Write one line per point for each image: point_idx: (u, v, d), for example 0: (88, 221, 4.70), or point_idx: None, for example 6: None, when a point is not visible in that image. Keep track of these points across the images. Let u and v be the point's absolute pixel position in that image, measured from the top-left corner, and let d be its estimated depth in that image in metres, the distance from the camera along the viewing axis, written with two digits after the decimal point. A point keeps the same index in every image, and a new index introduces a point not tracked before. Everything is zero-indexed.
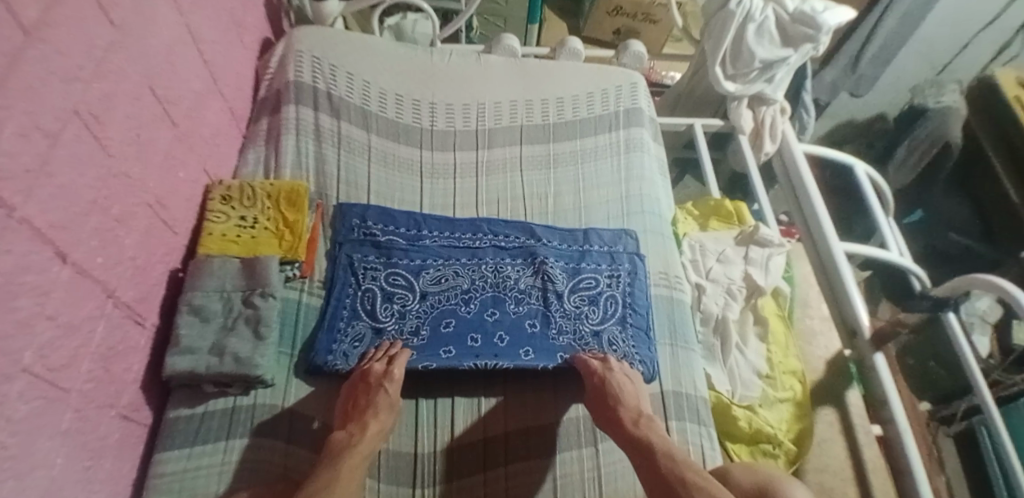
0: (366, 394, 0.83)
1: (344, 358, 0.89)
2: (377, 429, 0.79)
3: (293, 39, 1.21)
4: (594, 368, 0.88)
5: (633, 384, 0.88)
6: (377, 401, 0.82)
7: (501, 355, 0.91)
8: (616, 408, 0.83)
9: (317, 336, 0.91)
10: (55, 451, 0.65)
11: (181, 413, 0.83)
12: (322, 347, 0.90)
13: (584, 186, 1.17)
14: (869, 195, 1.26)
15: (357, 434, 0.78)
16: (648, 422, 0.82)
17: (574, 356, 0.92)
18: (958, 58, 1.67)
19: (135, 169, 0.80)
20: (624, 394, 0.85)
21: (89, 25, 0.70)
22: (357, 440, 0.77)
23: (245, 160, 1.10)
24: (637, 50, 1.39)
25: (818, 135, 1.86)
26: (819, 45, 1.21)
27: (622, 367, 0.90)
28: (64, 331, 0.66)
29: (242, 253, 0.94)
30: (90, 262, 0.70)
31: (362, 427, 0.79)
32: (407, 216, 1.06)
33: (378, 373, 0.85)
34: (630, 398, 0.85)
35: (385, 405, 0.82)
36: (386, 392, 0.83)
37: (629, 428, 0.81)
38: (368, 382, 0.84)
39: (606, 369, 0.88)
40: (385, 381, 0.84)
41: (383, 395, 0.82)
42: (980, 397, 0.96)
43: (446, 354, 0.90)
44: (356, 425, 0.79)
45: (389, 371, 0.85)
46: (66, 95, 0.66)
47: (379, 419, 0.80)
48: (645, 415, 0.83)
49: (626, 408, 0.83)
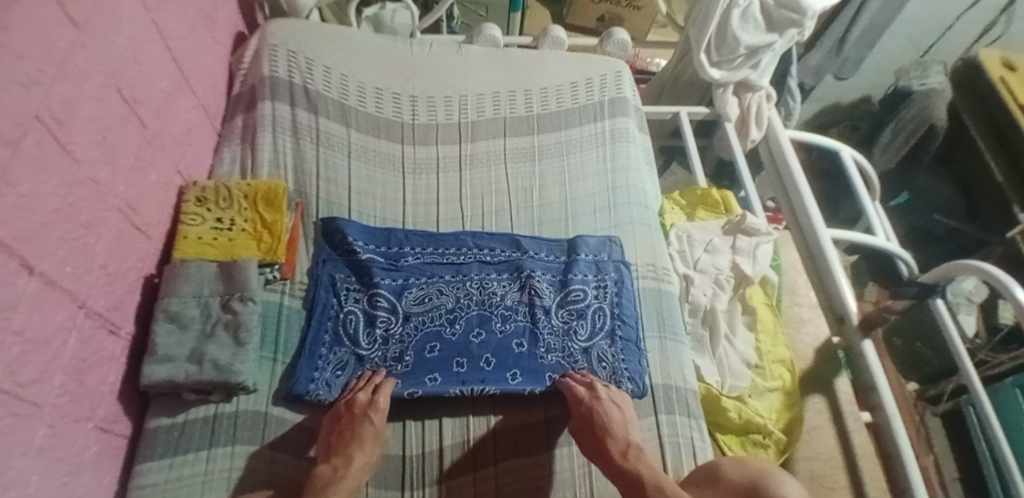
0: (350, 426, 0.80)
1: (327, 388, 0.87)
2: (363, 461, 0.77)
3: (267, 34, 1.18)
4: (582, 397, 0.86)
5: (621, 411, 0.86)
6: (362, 433, 0.80)
7: (487, 381, 0.89)
8: (604, 440, 0.82)
9: (297, 364, 0.88)
10: (30, 468, 0.63)
11: (161, 422, 0.81)
12: (303, 376, 0.87)
13: (569, 178, 1.15)
14: (856, 178, 1.25)
15: (343, 467, 0.76)
16: (638, 454, 0.80)
17: (560, 378, 0.91)
18: (942, 39, 1.66)
19: (103, 174, 0.77)
20: (612, 424, 0.83)
21: (48, 25, 0.67)
22: (342, 474, 0.75)
23: (221, 159, 1.08)
24: (621, 38, 1.37)
25: (804, 120, 1.86)
26: (803, 30, 1.20)
27: (610, 393, 0.87)
28: (33, 345, 0.64)
29: (219, 256, 0.92)
30: (58, 273, 0.68)
31: (347, 460, 0.77)
32: (387, 233, 1.02)
33: (363, 402, 0.83)
34: (618, 428, 0.83)
35: (371, 436, 0.80)
36: (371, 423, 0.81)
37: (617, 460, 0.80)
38: (353, 413, 0.81)
39: (594, 397, 0.86)
40: (371, 411, 0.82)
41: (368, 427, 0.80)
42: (967, 377, 0.95)
43: (432, 382, 0.88)
44: (340, 458, 0.77)
45: (374, 400, 0.83)
46: (27, 100, 0.63)
47: (365, 451, 0.78)
48: (633, 445, 0.82)
49: (614, 440, 0.82)
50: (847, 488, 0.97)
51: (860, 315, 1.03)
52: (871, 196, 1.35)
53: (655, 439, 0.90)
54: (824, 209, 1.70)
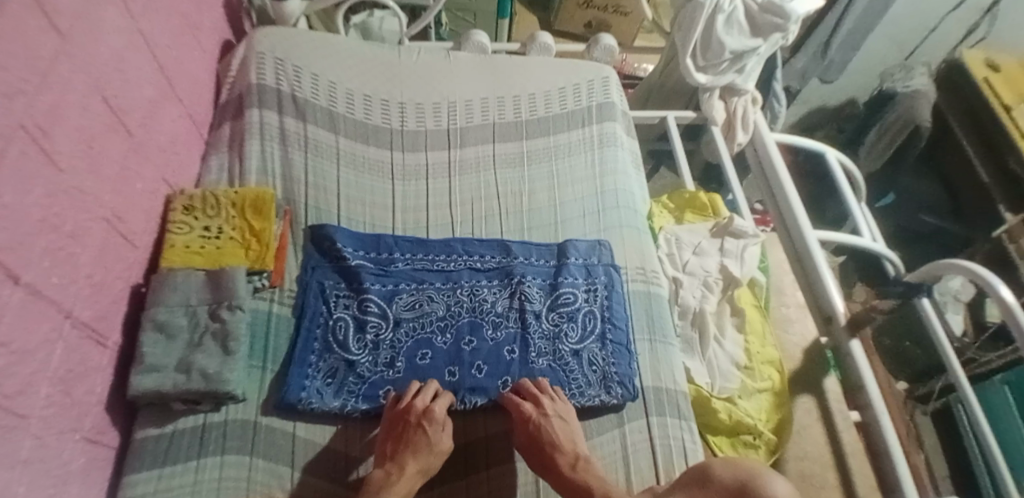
0: (405, 433, 0.82)
1: (319, 396, 0.86)
2: (417, 469, 0.79)
3: (254, 41, 1.18)
4: (529, 415, 0.85)
5: (567, 424, 0.86)
6: (416, 442, 0.81)
7: (479, 388, 0.90)
8: (552, 455, 0.82)
9: (288, 372, 0.87)
10: (16, 480, 0.63)
11: (148, 433, 0.81)
12: (294, 384, 0.86)
13: (558, 183, 1.16)
14: (841, 180, 1.26)
15: (395, 473, 0.78)
16: (586, 465, 0.82)
17: (502, 394, 0.90)
18: (926, 41, 1.68)
19: (88, 184, 0.77)
20: (560, 439, 0.84)
21: (32, 35, 0.67)
22: (395, 480, 0.78)
23: (208, 168, 1.07)
24: (608, 43, 1.38)
25: (790, 122, 1.87)
26: (787, 34, 1.22)
27: (556, 407, 0.87)
28: (19, 357, 0.63)
29: (207, 264, 0.92)
30: (43, 283, 0.68)
31: (400, 466, 0.79)
32: (377, 240, 1.02)
33: (419, 410, 0.83)
34: (565, 442, 0.84)
35: (425, 446, 0.81)
36: (425, 433, 0.81)
37: (566, 472, 0.81)
38: (408, 421, 0.82)
39: (541, 414, 0.85)
40: (426, 421, 0.82)
41: (425, 436, 0.81)
42: (953, 374, 0.96)
43: None
44: (394, 464, 0.79)
45: (430, 410, 0.84)
46: (11, 110, 0.63)
47: (419, 458, 0.80)
48: (583, 457, 0.83)
49: (563, 453, 0.83)
50: (837, 487, 0.98)
51: (847, 316, 1.04)
52: (857, 197, 1.36)
53: (646, 441, 0.90)
54: (811, 211, 1.72)
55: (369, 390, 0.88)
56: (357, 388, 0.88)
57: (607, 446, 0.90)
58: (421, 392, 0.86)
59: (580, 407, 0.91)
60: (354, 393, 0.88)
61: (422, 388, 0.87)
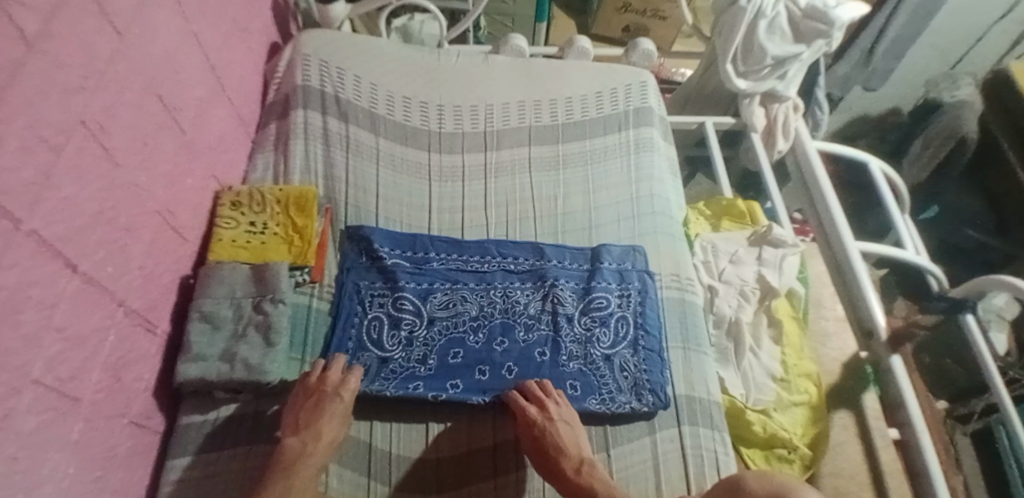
0: (320, 403, 0.81)
1: None
2: (331, 439, 0.80)
3: (300, 43, 1.20)
4: (534, 419, 0.84)
5: (572, 429, 0.86)
6: (330, 410, 0.81)
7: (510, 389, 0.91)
8: (557, 459, 0.82)
9: None
10: (66, 462, 0.66)
11: (193, 420, 0.84)
12: None
13: (593, 187, 1.16)
14: (884, 191, 1.23)
15: (311, 444, 0.78)
16: (591, 469, 0.82)
17: (505, 392, 0.90)
18: (973, 50, 1.63)
19: (142, 178, 0.80)
20: (564, 443, 0.83)
21: (92, 35, 0.70)
22: (312, 450, 0.78)
23: (254, 166, 1.11)
24: (647, 48, 1.37)
25: (830, 131, 1.84)
26: (831, 41, 1.19)
27: (561, 412, 0.86)
28: (72, 342, 0.66)
29: (252, 258, 0.94)
30: (98, 272, 0.71)
31: (316, 435, 0.79)
32: (413, 239, 1.04)
33: (335, 380, 0.84)
34: (570, 446, 0.84)
35: (338, 415, 0.81)
36: (340, 402, 0.82)
37: (571, 477, 0.81)
38: (323, 391, 0.82)
39: (546, 418, 0.85)
40: (341, 389, 0.83)
41: (340, 406, 0.82)
42: (996, 394, 0.93)
43: (455, 390, 0.90)
44: (309, 433, 0.79)
45: (346, 379, 0.85)
46: (72, 107, 0.66)
47: (332, 426, 0.81)
48: (587, 461, 0.83)
49: (567, 458, 0.82)
50: None
51: (888, 330, 1.01)
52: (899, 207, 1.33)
53: (677, 450, 0.90)
54: (852, 221, 1.68)
55: (400, 384, 0.89)
56: (389, 381, 0.89)
57: (633, 454, 0.89)
58: (332, 366, 0.86)
59: (610, 413, 0.91)
60: (387, 383, 0.89)
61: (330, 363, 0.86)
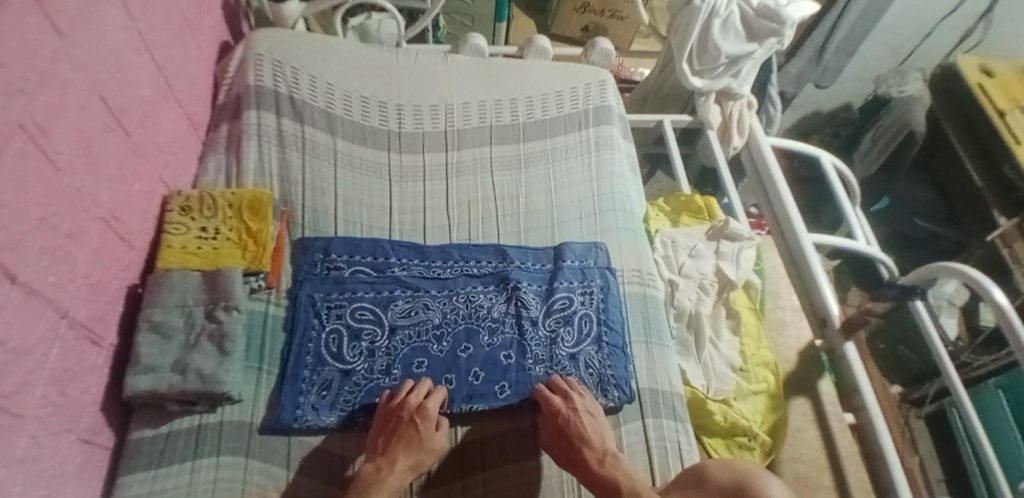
0: (398, 428, 0.83)
1: (314, 413, 0.86)
2: (406, 465, 0.80)
3: (252, 42, 1.18)
4: (558, 408, 0.86)
5: (595, 420, 0.87)
6: (407, 438, 0.82)
7: (476, 396, 0.90)
8: (581, 450, 0.83)
9: (281, 391, 0.87)
10: (11, 481, 0.63)
11: (144, 434, 0.81)
12: (288, 403, 0.86)
13: (555, 186, 1.16)
14: (835, 185, 1.27)
15: (385, 469, 0.79)
16: (614, 461, 0.81)
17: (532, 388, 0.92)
18: (922, 45, 1.66)
19: (86, 183, 0.77)
20: (588, 433, 0.84)
21: (32, 35, 0.67)
22: (385, 475, 0.79)
23: (205, 168, 1.07)
24: (605, 47, 1.38)
25: (785, 127, 1.88)
26: (783, 39, 1.21)
27: (585, 403, 0.88)
28: (15, 356, 0.63)
29: (203, 265, 0.92)
30: (40, 282, 0.67)
31: (390, 461, 0.80)
32: (373, 244, 1.02)
33: (413, 406, 0.84)
34: (595, 437, 0.84)
35: (417, 442, 0.82)
36: (417, 430, 0.83)
37: (594, 468, 0.81)
38: (401, 417, 0.83)
39: (570, 409, 0.86)
40: (418, 417, 0.83)
41: (416, 432, 0.82)
42: (947, 379, 0.94)
43: None
44: (385, 459, 0.81)
45: (423, 407, 0.85)
46: (9, 110, 0.63)
47: (408, 455, 0.81)
48: (611, 453, 0.83)
49: (591, 448, 0.83)
50: (832, 489, 0.98)
51: (842, 319, 1.05)
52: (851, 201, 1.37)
53: (642, 443, 0.91)
54: (806, 215, 1.74)
55: (366, 397, 0.88)
56: (354, 397, 0.88)
57: None
58: (416, 389, 0.87)
59: None
60: (352, 402, 0.88)
61: (415, 386, 0.88)
